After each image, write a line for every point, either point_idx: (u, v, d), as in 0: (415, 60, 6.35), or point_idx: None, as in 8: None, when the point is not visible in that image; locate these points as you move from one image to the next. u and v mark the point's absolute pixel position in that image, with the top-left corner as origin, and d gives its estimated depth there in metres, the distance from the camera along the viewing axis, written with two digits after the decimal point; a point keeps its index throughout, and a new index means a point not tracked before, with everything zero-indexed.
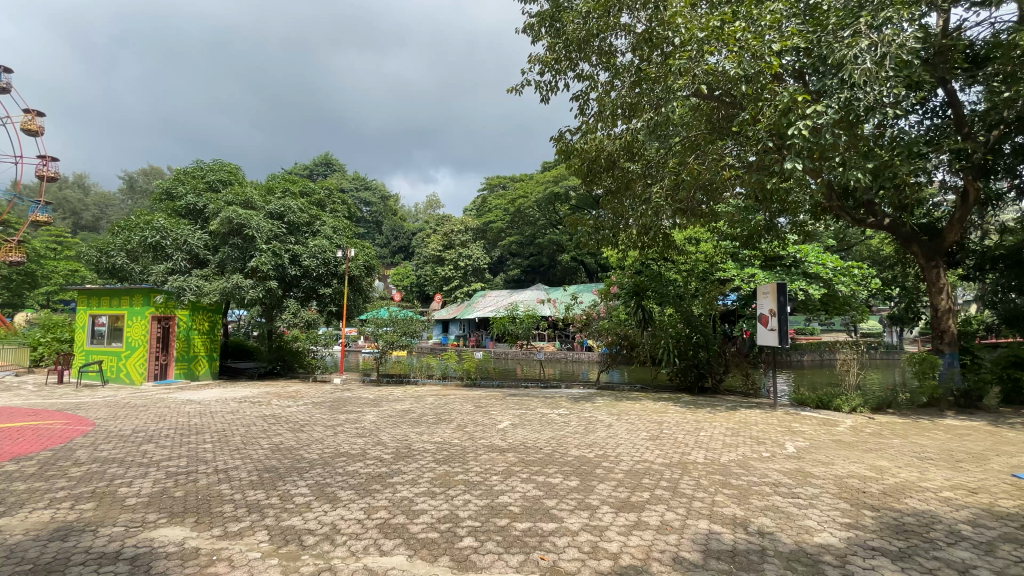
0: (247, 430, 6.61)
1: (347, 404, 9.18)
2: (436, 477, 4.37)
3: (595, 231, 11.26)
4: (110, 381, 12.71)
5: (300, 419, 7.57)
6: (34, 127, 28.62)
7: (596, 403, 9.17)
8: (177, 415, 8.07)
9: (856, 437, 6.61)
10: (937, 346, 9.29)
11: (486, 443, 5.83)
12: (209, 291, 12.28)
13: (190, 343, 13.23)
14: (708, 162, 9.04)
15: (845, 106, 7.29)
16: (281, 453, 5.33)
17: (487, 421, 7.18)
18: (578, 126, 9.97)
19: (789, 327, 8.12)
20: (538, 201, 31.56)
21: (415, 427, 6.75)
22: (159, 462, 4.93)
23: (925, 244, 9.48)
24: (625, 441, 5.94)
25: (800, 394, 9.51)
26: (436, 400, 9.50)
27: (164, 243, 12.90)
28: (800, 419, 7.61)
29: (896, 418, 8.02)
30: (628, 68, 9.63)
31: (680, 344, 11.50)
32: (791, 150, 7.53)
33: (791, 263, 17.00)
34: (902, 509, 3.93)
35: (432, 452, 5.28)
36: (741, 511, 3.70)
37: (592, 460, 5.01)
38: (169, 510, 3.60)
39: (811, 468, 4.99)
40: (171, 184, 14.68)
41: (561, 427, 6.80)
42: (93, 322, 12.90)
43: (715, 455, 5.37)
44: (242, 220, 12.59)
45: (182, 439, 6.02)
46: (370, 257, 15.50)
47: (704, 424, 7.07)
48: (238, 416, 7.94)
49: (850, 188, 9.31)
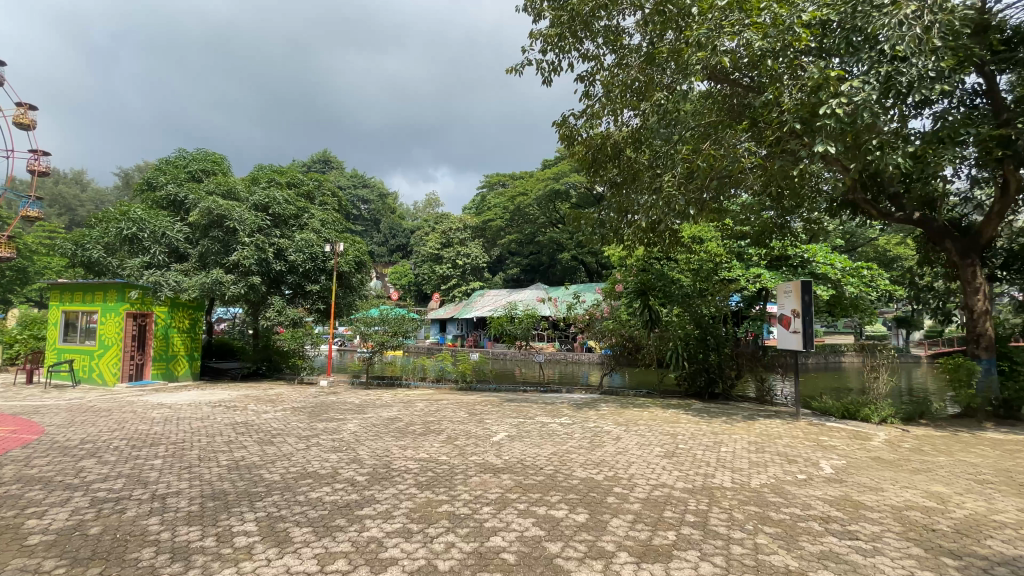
0: (208, 443, 5.84)
1: (329, 410, 8.38)
2: (415, 509, 3.61)
3: (600, 226, 10.38)
4: (83, 381, 11.96)
5: (273, 428, 6.79)
6: (27, 121, 27.99)
7: (601, 410, 8.43)
8: (139, 421, 7.30)
9: (896, 453, 5.87)
10: (973, 351, 8.53)
11: (479, 460, 5.07)
12: (188, 287, 11.54)
13: (170, 342, 12.47)
14: (727, 147, 8.24)
15: (885, 80, 6.57)
16: (238, 472, 4.57)
17: (480, 433, 6.40)
18: (583, 110, 9.15)
19: (814, 329, 7.39)
20: (538, 199, 30.54)
21: (399, 439, 5.97)
22: (91, 485, 4.19)
23: (959, 241, 8.77)
24: (637, 458, 5.19)
25: (822, 402, 8.71)
26: (427, 406, 8.72)
27: (141, 236, 12.09)
28: (828, 431, 6.86)
29: (931, 430, 7.29)
30: (637, 49, 8.96)
31: (690, 347, 10.84)
32: (821, 132, 6.78)
33: (798, 263, 16.07)
34: (989, 556, 3.19)
35: (415, 472, 4.52)
36: (794, 561, 2.94)
37: (602, 484, 4.25)
38: (72, 558, 2.87)
39: (860, 496, 4.24)
40: (152, 172, 13.82)
41: (563, 440, 6.04)
42: (67, 320, 12.22)
43: (743, 477, 4.60)
44: (223, 211, 11.86)
45: (131, 453, 5.25)
46: (362, 252, 14.95)
47: (723, 437, 6.30)
48: (207, 424, 7.14)
49: (878, 177, 8.62)
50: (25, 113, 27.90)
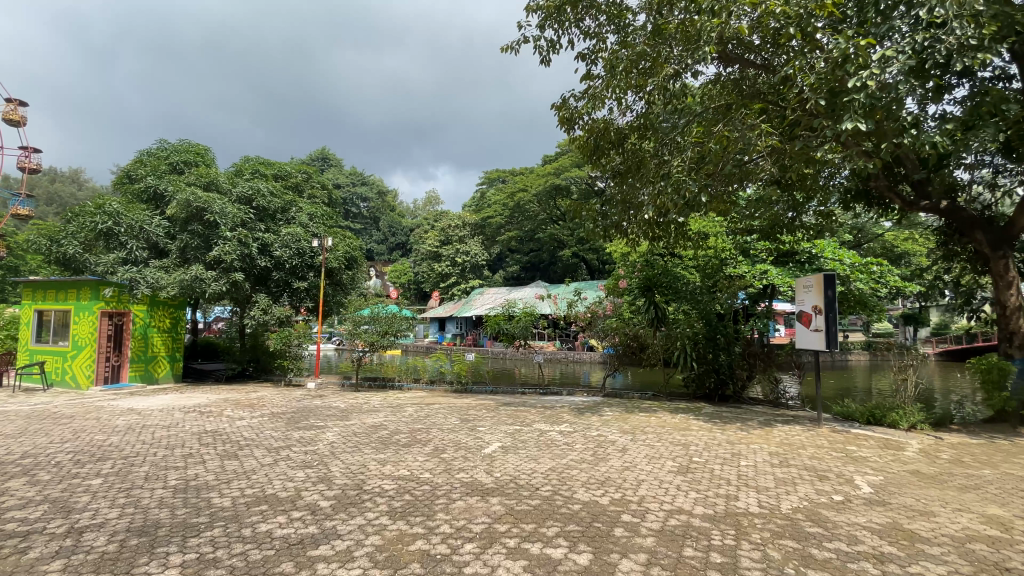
0: (163, 456, 5.22)
1: (310, 416, 7.75)
2: (379, 548, 2.97)
3: (602, 218, 9.71)
4: (55, 384, 11.40)
5: (242, 438, 6.16)
6: (18, 117, 27.44)
7: (604, 416, 7.76)
8: (99, 430, 6.67)
9: (936, 467, 5.21)
10: (1007, 350, 7.90)
11: (466, 478, 4.44)
12: (167, 284, 10.89)
13: (149, 343, 11.85)
14: (742, 128, 7.55)
15: (920, 50, 5.93)
16: (183, 496, 3.94)
17: (471, 443, 5.76)
18: (584, 91, 8.46)
19: (838, 328, 6.72)
20: (538, 195, 29.85)
21: (379, 451, 5.33)
22: (4, 513, 3.56)
23: (991, 231, 8.07)
24: (648, 475, 4.54)
25: (844, 407, 8.03)
26: (417, 412, 8.07)
27: (117, 230, 11.41)
28: (855, 440, 6.22)
29: (967, 438, 6.61)
30: (642, 26, 8.32)
31: (698, 347, 10.23)
32: (848, 109, 6.13)
33: (806, 260, 15.19)
34: None
35: (390, 495, 3.89)
36: None
37: (608, 511, 3.61)
38: None
39: (912, 524, 3.60)
40: (132, 165, 13.16)
41: (564, 452, 5.40)
42: (39, 319, 11.62)
43: (771, 500, 3.95)
44: (202, 203, 11.21)
45: (71, 472, 4.63)
46: (353, 247, 14.23)
47: (742, 448, 5.66)
48: (171, 433, 6.50)
49: (903, 162, 7.97)
50: (17, 109, 27.47)
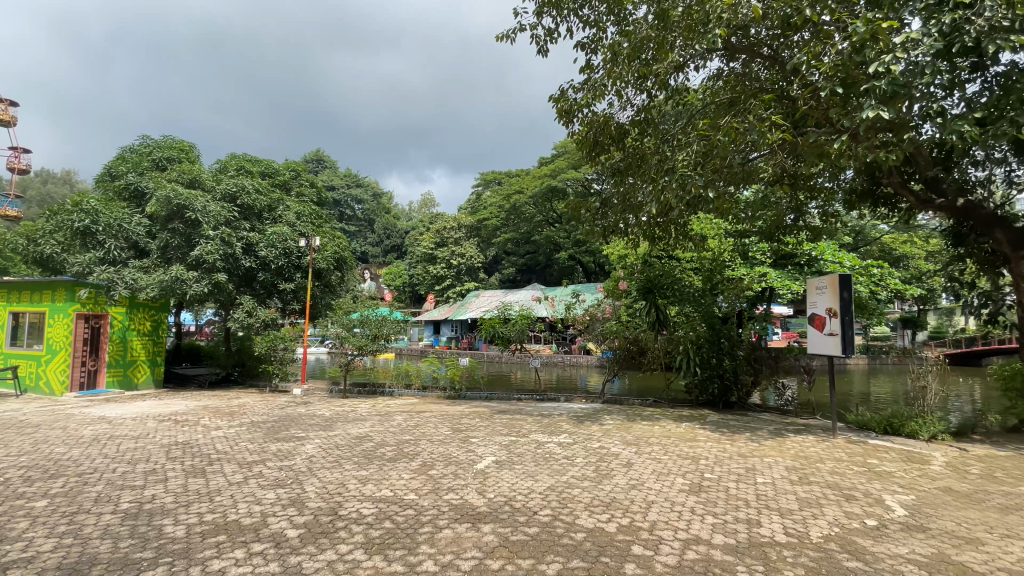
0: (123, 473, 4.73)
1: (291, 426, 7.26)
2: None
3: (602, 215, 9.24)
4: (29, 390, 10.86)
5: (215, 451, 5.68)
6: (9, 118, 26.83)
7: (605, 426, 7.30)
8: (61, 442, 6.17)
9: (968, 483, 4.79)
10: None
11: (455, 499, 3.98)
12: (147, 284, 10.38)
13: (128, 346, 11.33)
14: (752, 120, 7.10)
15: (947, 32, 5.56)
16: (134, 522, 3.46)
17: (463, 457, 5.30)
18: (584, 83, 8.06)
19: (855, 331, 6.30)
20: (534, 197, 29.46)
21: (361, 467, 4.86)
22: None
23: (1012, 230, 7.65)
24: (658, 495, 4.09)
25: (859, 415, 7.60)
26: (406, 421, 7.59)
27: (95, 229, 10.79)
28: (875, 452, 5.79)
29: (994, 449, 6.19)
30: (645, 14, 7.91)
31: (702, 351, 9.79)
32: (871, 96, 5.70)
33: (806, 261, 14.87)
34: None
35: (368, 522, 3.43)
36: None
37: (617, 542, 3.16)
38: None
39: (960, 555, 3.17)
40: (113, 162, 12.65)
41: (564, 467, 4.96)
42: (14, 321, 11.10)
43: (798, 526, 3.52)
44: (184, 201, 10.76)
45: (16, 492, 4.14)
46: (342, 248, 13.74)
47: (755, 462, 5.22)
48: (139, 445, 6.00)
49: (918, 157, 7.56)
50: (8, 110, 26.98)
